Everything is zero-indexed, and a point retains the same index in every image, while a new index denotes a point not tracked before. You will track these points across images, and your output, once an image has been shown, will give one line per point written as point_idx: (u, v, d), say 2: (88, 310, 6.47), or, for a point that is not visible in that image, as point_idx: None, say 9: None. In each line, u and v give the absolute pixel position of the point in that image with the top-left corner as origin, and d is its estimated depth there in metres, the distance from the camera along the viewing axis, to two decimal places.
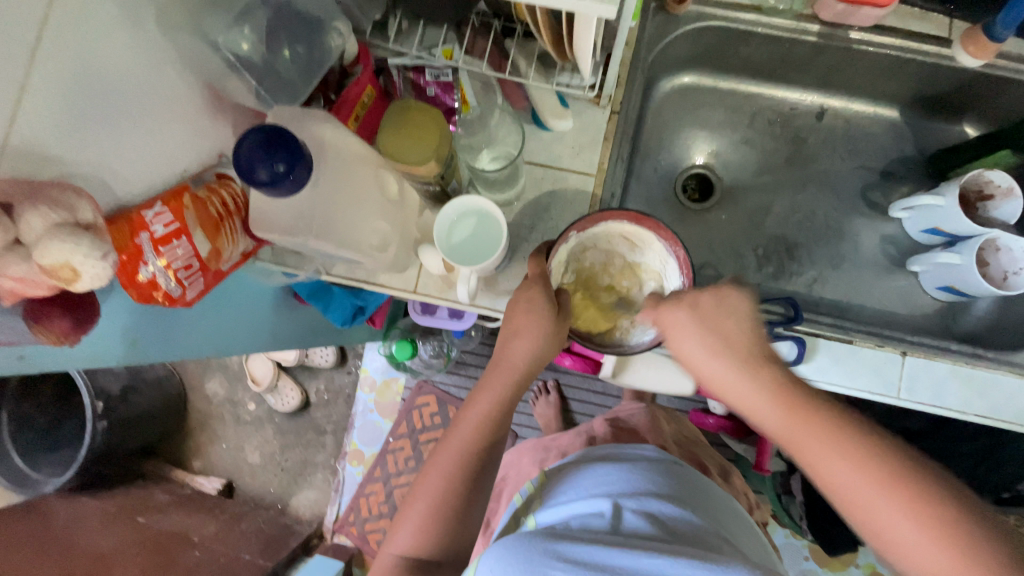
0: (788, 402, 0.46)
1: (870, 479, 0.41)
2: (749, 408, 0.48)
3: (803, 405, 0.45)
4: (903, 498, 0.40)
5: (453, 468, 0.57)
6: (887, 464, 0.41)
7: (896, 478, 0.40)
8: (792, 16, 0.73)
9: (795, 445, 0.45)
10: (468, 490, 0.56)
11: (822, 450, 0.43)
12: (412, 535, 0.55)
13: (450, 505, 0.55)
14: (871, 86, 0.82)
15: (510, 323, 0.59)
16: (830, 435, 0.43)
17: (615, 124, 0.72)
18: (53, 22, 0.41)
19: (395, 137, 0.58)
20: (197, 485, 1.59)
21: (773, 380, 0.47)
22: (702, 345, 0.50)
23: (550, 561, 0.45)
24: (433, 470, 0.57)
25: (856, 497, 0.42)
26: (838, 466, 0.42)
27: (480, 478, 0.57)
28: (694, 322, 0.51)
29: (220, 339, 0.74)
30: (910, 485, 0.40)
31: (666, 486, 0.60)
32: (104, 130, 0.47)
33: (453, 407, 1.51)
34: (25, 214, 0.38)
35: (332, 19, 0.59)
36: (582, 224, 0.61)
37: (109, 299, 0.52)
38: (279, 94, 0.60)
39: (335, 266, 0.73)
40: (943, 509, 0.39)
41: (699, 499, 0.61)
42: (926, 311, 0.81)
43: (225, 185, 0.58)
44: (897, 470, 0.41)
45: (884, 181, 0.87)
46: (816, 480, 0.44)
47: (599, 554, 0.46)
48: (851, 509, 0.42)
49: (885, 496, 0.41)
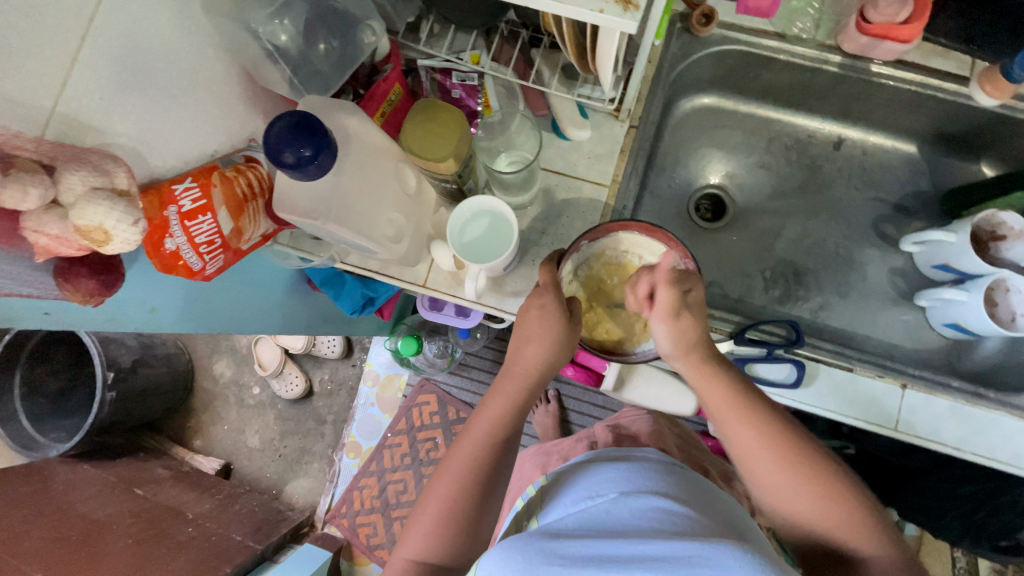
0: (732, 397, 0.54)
1: (776, 458, 0.51)
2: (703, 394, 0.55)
3: (741, 398, 0.53)
4: (802, 473, 0.50)
5: (465, 473, 0.57)
6: (784, 433, 0.52)
7: (796, 458, 0.50)
8: (814, 45, 0.74)
9: (725, 428, 0.54)
10: (481, 498, 0.57)
11: (745, 429, 0.52)
12: (422, 542, 0.56)
13: (462, 508, 0.56)
14: (891, 119, 0.83)
15: (521, 328, 0.60)
16: (741, 408, 0.53)
17: (632, 138, 0.74)
18: (106, 2, 0.44)
19: (416, 135, 0.60)
20: (195, 464, 1.61)
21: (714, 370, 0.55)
22: (674, 335, 0.54)
23: (546, 559, 0.43)
24: (445, 474, 0.58)
25: (758, 465, 0.51)
26: (745, 432, 0.52)
27: (491, 484, 0.58)
28: (689, 313, 0.54)
29: (235, 316, 0.77)
30: (803, 463, 0.50)
31: (675, 490, 0.57)
32: (145, 106, 0.50)
33: (453, 408, 1.53)
34: (65, 174, 0.41)
35: (367, 18, 0.60)
36: (594, 234, 0.64)
37: (135, 266, 0.54)
38: (312, 85, 0.62)
39: (350, 255, 0.76)
40: (828, 479, 0.50)
41: (715, 503, 0.58)
42: (930, 347, 0.80)
43: (253, 168, 0.61)
44: (800, 452, 0.51)
45: (897, 214, 0.87)
46: (733, 448, 0.54)
47: (593, 547, 0.43)
48: (755, 475, 0.52)
49: (782, 469, 0.50)
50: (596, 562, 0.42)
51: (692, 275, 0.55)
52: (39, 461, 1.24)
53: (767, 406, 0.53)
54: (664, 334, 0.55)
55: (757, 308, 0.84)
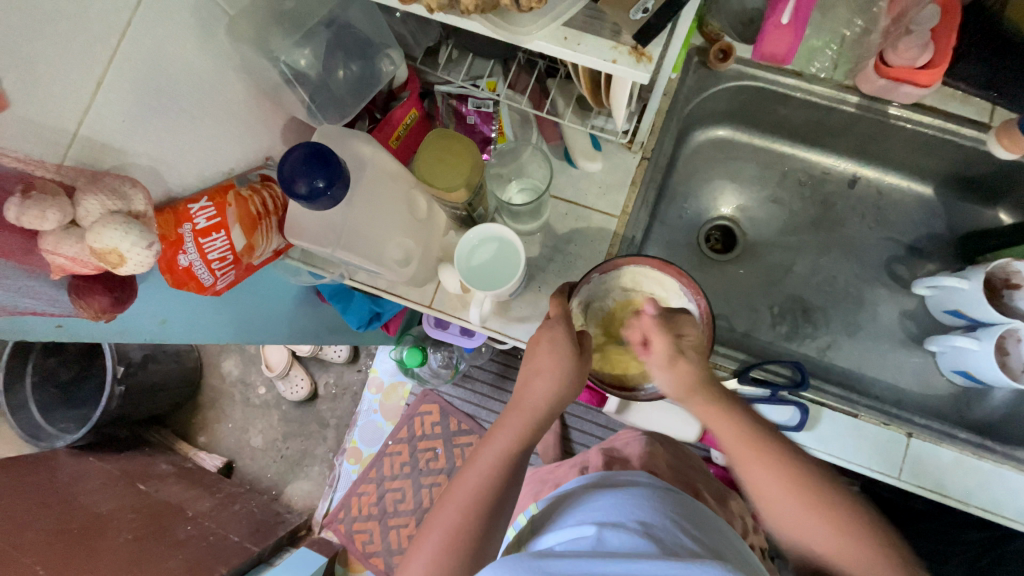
0: (750, 441, 0.50)
1: (797, 499, 0.48)
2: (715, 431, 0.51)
3: (757, 440, 0.50)
4: (824, 516, 0.47)
5: (469, 503, 0.57)
6: (801, 472, 0.48)
7: (816, 498, 0.47)
8: (833, 85, 0.74)
9: (742, 467, 0.50)
10: (486, 526, 0.56)
11: (756, 465, 0.49)
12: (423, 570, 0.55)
13: (466, 539, 0.55)
14: (908, 161, 0.82)
15: (530, 361, 0.60)
16: (759, 453, 0.49)
17: (644, 170, 0.74)
18: (134, 29, 0.45)
19: (429, 163, 0.61)
20: (198, 460, 1.63)
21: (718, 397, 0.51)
22: (672, 380, 0.51)
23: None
24: (449, 503, 0.58)
25: (778, 504, 0.49)
26: (766, 477, 0.49)
27: (495, 517, 0.57)
28: (690, 358, 0.51)
29: (245, 327, 0.78)
30: (823, 502, 0.47)
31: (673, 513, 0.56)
32: (167, 128, 0.51)
33: (455, 420, 1.53)
34: (85, 199, 0.42)
35: (387, 46, 0.63)
36: (605, 266, 0.65)
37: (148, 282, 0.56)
38: (329, 109, 0.63)
39: (358, 273, 0.76)
40: (851, 518, 0.47)
41: (711, 532, 0.56)
42: (939, 393, 0.79)
43: (268, 186, 0.62)
44: (820, 494, 0.48)
45: (910, 255, 0.86)
46: (751, 492, 0.50)
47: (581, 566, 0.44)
48: (779, 518, 0.49)
49: (810, 513, 0.47)
50: None
51: (685, 317, 0.53)
52: (47, 451, 1.26)
53: (784, 444, 0.50)
54: (665, 381, 0.51)
55: (763, 343, 0.84)
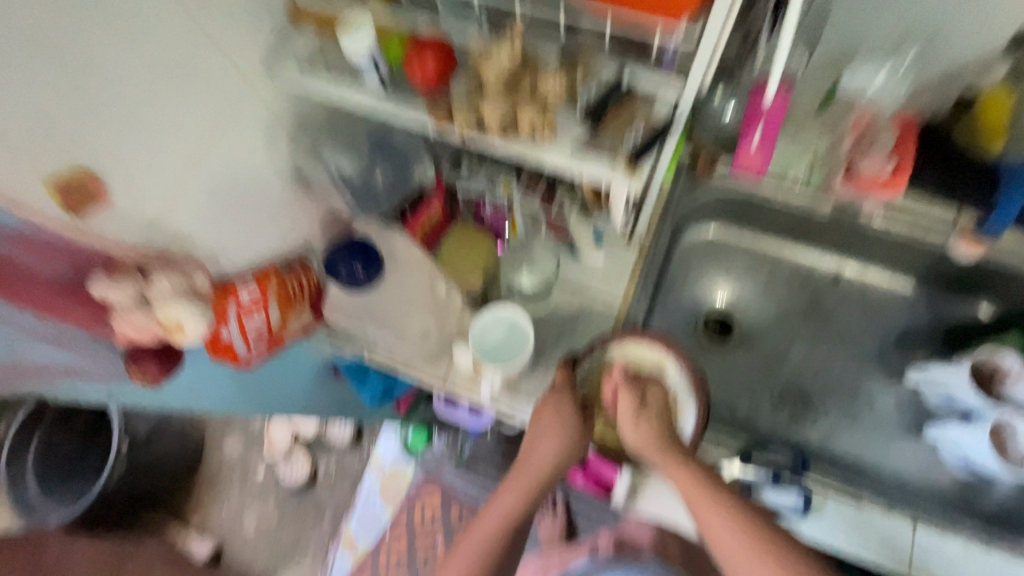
0: (717, 506, 0.57)
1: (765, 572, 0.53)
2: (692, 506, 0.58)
3: (732, 512, 0.56)
4: None
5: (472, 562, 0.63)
6: (773, 545, 0.53)
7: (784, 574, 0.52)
8: (810, 192, 0.84)
9: (716, 544, 0.56)
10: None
11: (739, 544, 0.54)
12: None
13: None
14: (887, 258, 0.89)
15: (534, 426, 0.66)
16: (712, 500, 0.57)
17: (643, 261, 0.82)
18: (214, 139, 0.55)
19: (452, 251, 0.69)
20: (188, 547, 1.57)
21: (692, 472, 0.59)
22: (638, 435, 0.63)
23: None
24: (457, 558, 0.64)
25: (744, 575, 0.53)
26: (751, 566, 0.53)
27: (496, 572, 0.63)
28: (651, 412, 0.64)
29: (262, 400, 0.82)
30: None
31: None
32: (228, 219, 0.60)
33: (458, 506, 1.49)
34: (157, 278, 0.50)
35: (421, 154, 0.72)
36: (607, 340, 0.69)
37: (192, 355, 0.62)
38: (365, 204, 0.71)
39: (376, 350, 0.82)
40: None
41: None
42: (944, 482, 0.80)
43: (305, 271, 0.69)
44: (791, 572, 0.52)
45: (900, 344, 0.90)
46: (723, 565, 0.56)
47: None
48: None
49: None
50: None
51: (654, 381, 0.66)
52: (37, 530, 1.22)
53: (764, 527, 0.55)
54: (631, 433, 0.63)
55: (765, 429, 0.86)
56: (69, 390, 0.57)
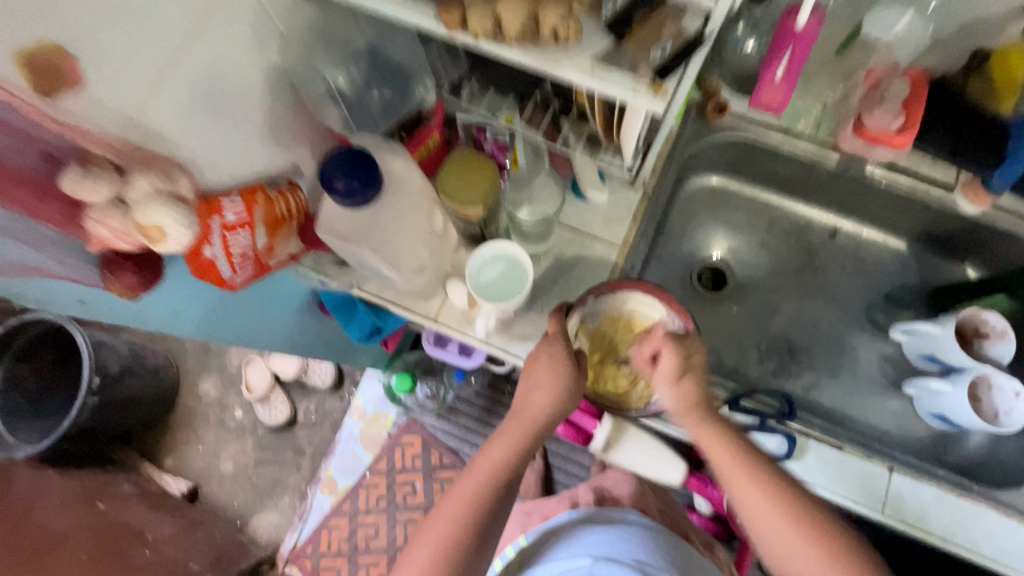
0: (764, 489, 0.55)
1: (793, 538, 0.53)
2: (736, 490, 0.56)
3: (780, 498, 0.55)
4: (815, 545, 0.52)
5: (462, 512, 0.58)
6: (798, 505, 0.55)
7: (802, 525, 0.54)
8: (815, 142, 0.82)
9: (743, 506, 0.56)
10: (478, 536, 0.58)
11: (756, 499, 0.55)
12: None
13: (460, 548, 0.57)
14: (881, 216, 0.90)
15: (529, 377, 0.62)
16: (750, 475, 0.56)
17: (645, 206, 0.80)
18: (197, 31, 0.50)
19: (451, 181, 0.67)
20: (164, 483, 1.58)
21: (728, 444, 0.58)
22: (675, 397, 0.59)
23: None
24: (443, 512, 0.59)
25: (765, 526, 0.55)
26: (763, 514, 0.55)
27: (489, 525, 0.59)
28: (689, 379, 0.59)
29: (246, 331, 0.78)
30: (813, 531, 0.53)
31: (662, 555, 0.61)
32: (211, 123, 0.54)
33: (437, 452, 1.53)
34: (136, 177, 0.46)
35: (421, 76, 0.68)
36: (599, 289, 0.66)
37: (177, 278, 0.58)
38: (363, 124, 0.68)
39: (367, 283, 0.78)
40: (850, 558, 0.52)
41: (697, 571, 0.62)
42: (917, 436, 0.83)
43: (294, 193, 0.65)
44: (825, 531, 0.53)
45: (887, 304, 0.92)
46: (743, 515, 0.56)
47: None
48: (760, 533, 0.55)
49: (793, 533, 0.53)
50: None
51: (694, 342, 0.61)
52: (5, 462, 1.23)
53: (772, 470, 0.56)
54: (668, 396, 0.60)
55: (751, 378, 0.88)
56: (33, 293, 0.51)
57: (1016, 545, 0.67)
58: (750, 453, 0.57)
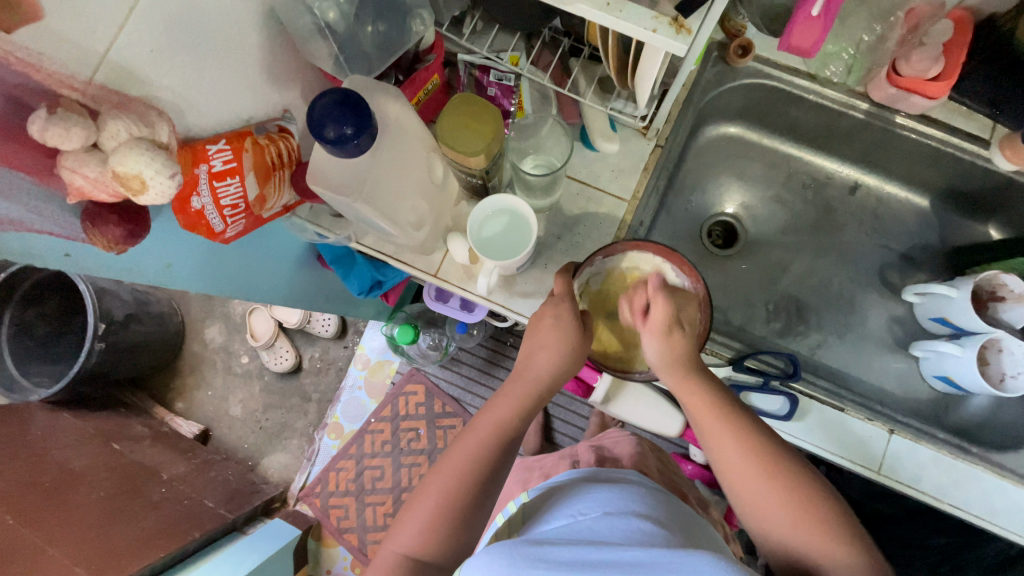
0: (749, 449, 0.55)
1: (774, 491, 0.54)
2: (714, 443, 0.57)
3: (764, 455, 0.55)
4: (789, 497, 0.53)
5: (463, 472, 0.58)
6: (775, 461, 0.55)
7: (784, 481, 0.54)
8: (844, 90, 0.77)
9: (722, 463, 0.56)
10: (478, 495, 0.58)
11: (742, 462, 0.55)
12: (417, 536, 0.56)
13: (459, 503, 0.57)
14: (906, 171, 0.85)
15: (534, 339, 0.62)
16: (720, 419, 0.57)
17: (658, 157, 0.76)
18: None
19: (452, 128, 0.61)
20: (175, 426, 1.63)
21: (712, 400, 0.58)
22: (663, 350, 0.58)
23: (534, 563, 0.48)
24: (445, 469, 0.59)
25: (745, 486, 0.55)
26: (740, 468, 0.55)
27: (491, 484, 0.59)
28: (683, 332, 0.58)
29: (244, 285, 0.76)
30: (794, 486, 0.54)
31: (662, 516, 0.61)
32: (190, 63, 0.50)
33: (439, 400, 1.56)
34: (110, 121, 0.42)
35: (419, 7, 0.62)
36: (608, 249, 0.65)
37: (167, 234, 0.56)
38: (356, 64, 0.63)
39: (366, 236, 0.76)
40: (824, 511, 0.53)
41: (697, 532, 0.62)
42: (920, 397, 0.82)
43: (284, 139, 0.61)
44: (800, 487, 0.54)
45: (903, 263, 0.89)
46: (716, 461, 0.57)
47: (580, 553, 0.49)
48: (739, 492, 0.56)
49: (772, 490, 0.54)
50: (584, 565, 0.47)
51: (683, 295, 0.60)
52: (20, 404, 1.27)
53: (750, 423, 0.57)
54: (654, 348, 0.58)
55: (756, 338, 0.86)
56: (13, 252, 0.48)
57: (1009, 505, 0.68)
58: (741, 412, 0.57)
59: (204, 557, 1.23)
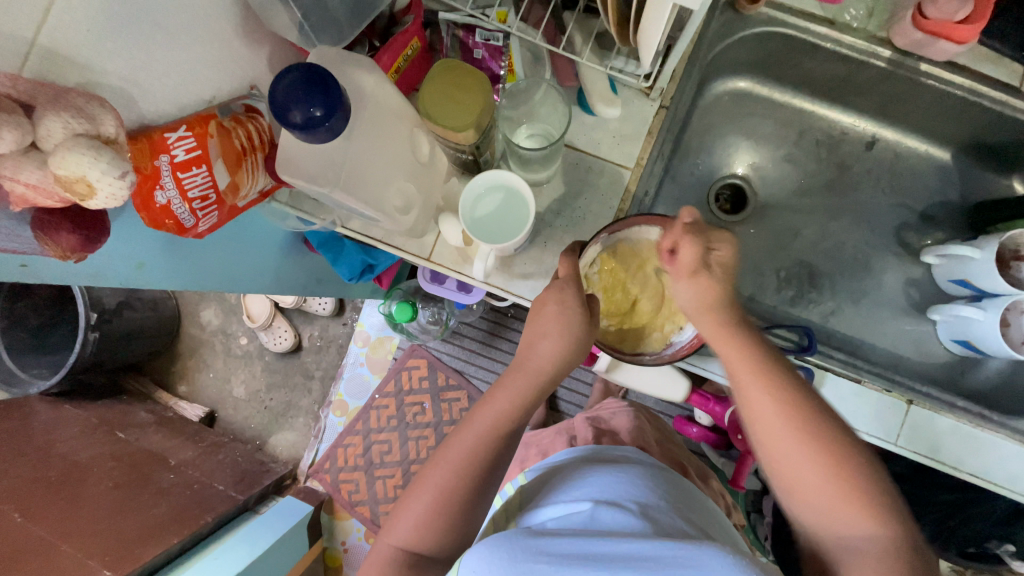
0: (789, 413, 0.48)
1: (812, 457, 0.46)
2: (749, 402, 0.50)
3: (815, 426, 0.47)
4: (828, 470, 0.46)
5: (462, 467, 0.56)
6: (819, 428, 0.47)
7: (826, 450, 0.46)
8: (865, 36, 0.70)
9: (756, 428, 0.50)
10: (476, 490, 0.56)
11: (782, 427, 0.48)
12: (413, 530, 0.55)
13: (458, 499, 0.55)
14: (929, 124, 0.79)
15: (534, 327, 0.58)
16: (765, 379, 0.49)
17: (662, 120, 0.70)
18: None
19: (437, 102, 0.55)
20: (179, 410, 1.62)
21: (754, 358, 0.50)
22: (693, 293, 0.53)
23: (532, 557, 0.45)
24: (443, 463, 0.57)
25: (782, 457, 0.48)
26: (777, 426, 0.48)
27: (490, 477, 0.57)
28: (714, 273, 0.52)
29: (226, 277, 0.72)
30: (838, 460, 0.46)
31: (668, 498, 0.58)
32: (137, 41, 0.44)
33: (442, 374, 1.54)
34: (45, 118, 0.36)
35: None
36: (615, 227, 0.61)
37: (130, 234, 0.51)
38: (324, 32, 0.56)
39: (352, 221, 0.70)
40: (864, 487, 0.45)
41: (699, 511, 0.61)
42: (935, 361, 0.80)
43: (253, 119, 0.55)
44: (842, 460, 0.46)
45: (921, 223, 0.84)
46: (746, 420, 0.50)
47: (580, 546, 0.45)
48: (773, 465, 0.49)
49: (813, 464, 0.46)
50: (584, 561, 0.43)
51: (720, 233, 0.53)
52: (19, 398, 1.25)
53: (801, 383, 0.49)
54: (685, 293, 0.53)
55: (767, 307, 0.83)
56: None
57: None
58: (784, 365, 0.50)
59: (218, 539, 1.24)
